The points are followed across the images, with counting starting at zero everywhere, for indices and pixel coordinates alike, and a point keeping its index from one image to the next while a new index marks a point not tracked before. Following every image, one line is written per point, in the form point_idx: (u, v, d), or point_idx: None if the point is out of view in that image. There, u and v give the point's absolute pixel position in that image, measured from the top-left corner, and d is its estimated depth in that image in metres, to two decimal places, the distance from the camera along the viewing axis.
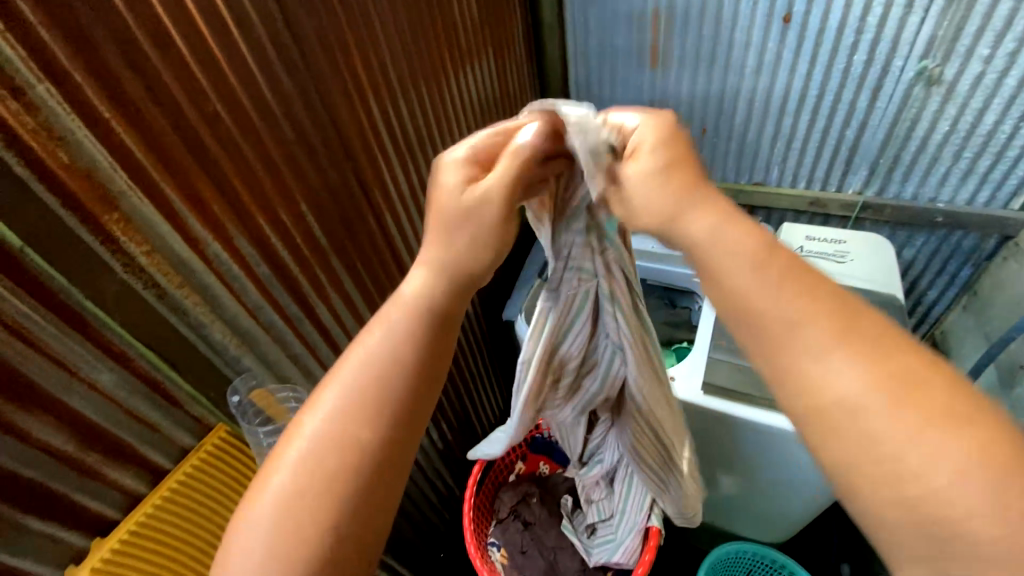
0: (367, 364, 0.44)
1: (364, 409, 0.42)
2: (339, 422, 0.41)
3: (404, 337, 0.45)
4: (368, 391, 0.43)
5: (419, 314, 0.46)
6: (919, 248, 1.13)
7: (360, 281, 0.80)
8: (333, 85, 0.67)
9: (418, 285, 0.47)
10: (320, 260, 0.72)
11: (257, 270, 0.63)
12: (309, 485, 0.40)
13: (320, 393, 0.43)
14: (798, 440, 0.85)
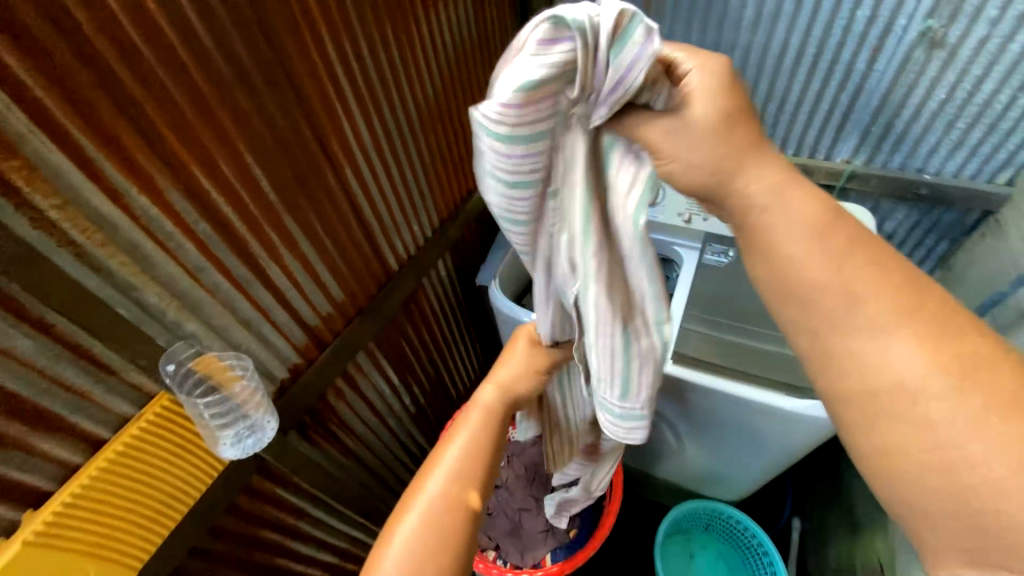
0: (467, 442, 0.65)
1: (462, 477, 0.61)
2: (447, 485, 0.60)
3: (485, 424, 0.67)
4: (467, 461, 0.63)
5: (494, 409, 0.68)
6: (900, 220, 1.11)
7: (319, 242, 0.75)
8: (278, 18, 0.59)
9: (493, 393, 0.69)
10: (272, 219, 0.66)
11: (196, 227, 0.57)
12: (427, 534, 0.56)
13: (437, 463, 0.63)
14: (771, 414, 0.84)
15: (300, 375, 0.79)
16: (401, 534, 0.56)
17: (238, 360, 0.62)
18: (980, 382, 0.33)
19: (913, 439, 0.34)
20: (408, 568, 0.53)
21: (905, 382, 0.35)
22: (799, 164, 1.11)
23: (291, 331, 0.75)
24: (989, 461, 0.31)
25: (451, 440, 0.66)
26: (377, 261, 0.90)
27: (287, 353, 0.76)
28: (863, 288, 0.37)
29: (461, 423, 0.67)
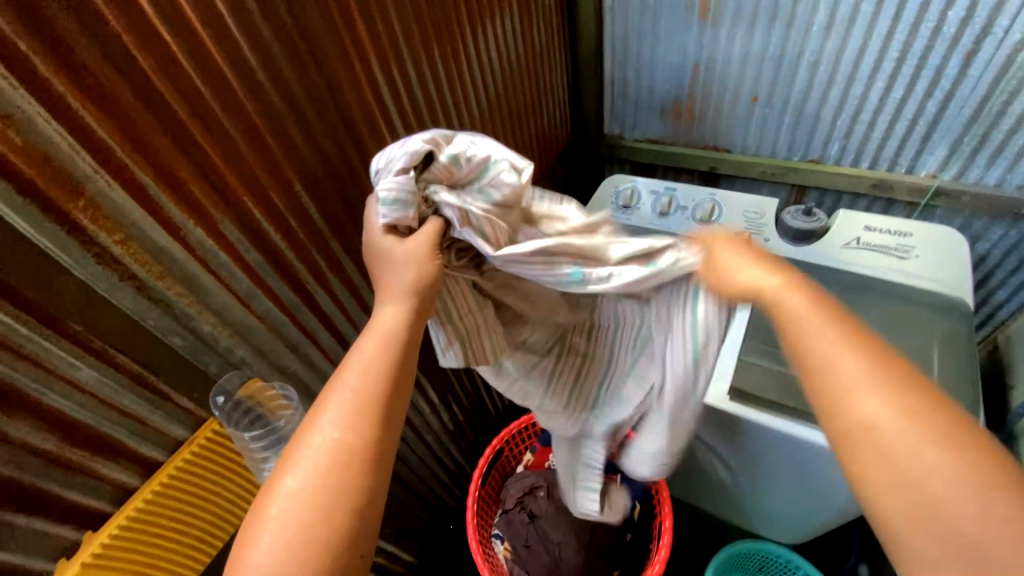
0: (361, 372, 0.47)
1: (361, 419, 0.45)
2: (340, 430, 0.44)
3: (385, 351, 0.48)
4: (361, 404, 0.45)
5: (396, 336, 0.49)
6: (996, 242, 0.99)
7: (365, 265, 0.75)
8: (330, 48, 0.59)
9: (394, 313, 0.50)
10: (319, 244, 0.66)
11: (246, 255, 0.58)
12: (315, 491, 0.42)
13: (318, 403, 0.46)
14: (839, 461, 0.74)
15: None
16: (284, 503, 0.41)
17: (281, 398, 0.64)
18: (921, 417, 0.39)
19: (886, 479, 0.39)
20: (286, 538, 0.40)
21: (870, 424, 0.41)
22: (876, 179, 1.00)
23: (335, 353, 0.75)
24: (945, 489, 0.37)
25: (343, 376, 0.47)
26: None
27: (331, 376, 0.76)
28: (825, 344, 0.44)
29: (352, 353, 0.48)
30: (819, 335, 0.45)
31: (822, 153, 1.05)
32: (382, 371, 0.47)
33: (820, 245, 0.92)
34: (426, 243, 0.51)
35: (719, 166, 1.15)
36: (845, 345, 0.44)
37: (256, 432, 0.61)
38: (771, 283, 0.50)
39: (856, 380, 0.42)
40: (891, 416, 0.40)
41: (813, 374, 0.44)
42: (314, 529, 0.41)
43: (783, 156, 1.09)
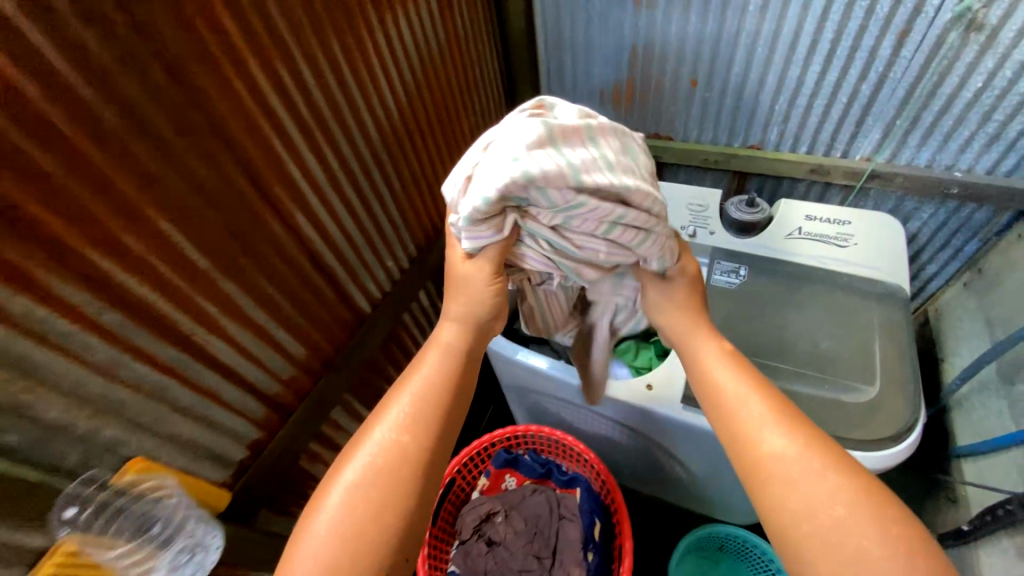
0: (423, 379, 0.56)
1: (416, 425, 0.52)
2: (397, 432, 0.51)
3: (445, 363, 0.58)
4: (415, 411, 0.53)
5: (454, 350, 0.59)
6: (926, 220, 1.01)
7: (272, 302, 0.65)
8: (185, 52, 0.48)
9: (453, 331, 0.61)
10: (205, 288, 0.56)
11: (103, 318, 0.47)
12: (370, 485, 0.49)
13: (384, 407, 0.54)
14: None
15: (261, 450, 0.70)
16: (337, 495, 0.48)
17: (160, 500, 0.55)
18: (818, 452, 0.49)
19: (787, 493, 0.48)
20: (341, 531, 0.47)
21: (779, 455, 0.50)
22: (813, 163, 0.99)
23: (245, 406, 0.66)
24: (834, 503, 0.46)
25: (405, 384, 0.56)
26: (347, 307, 0.80)
27: (244, 430, 0.66)
28: (742, 388, 0.56)
29: (418, 363, 0.58)
30: (730, 377, 0.57)
31: (761, 137, 1.02)
32: (441, 382, 0.56)
33: (762, 236, 0.91)
34: (487, 274, 0.60)
35: (661, 155, 1.11)
36: (758, 389, 0.55)
37: (132, 542, 0.53)
38: (703, 336, 0.62)
39: (761, 417, 0.53)
40: (797, 449, 0.50)
41: (739, 416, 0.54)
42: (366, 523, 0.47)
43: (724, 142, 1.06)
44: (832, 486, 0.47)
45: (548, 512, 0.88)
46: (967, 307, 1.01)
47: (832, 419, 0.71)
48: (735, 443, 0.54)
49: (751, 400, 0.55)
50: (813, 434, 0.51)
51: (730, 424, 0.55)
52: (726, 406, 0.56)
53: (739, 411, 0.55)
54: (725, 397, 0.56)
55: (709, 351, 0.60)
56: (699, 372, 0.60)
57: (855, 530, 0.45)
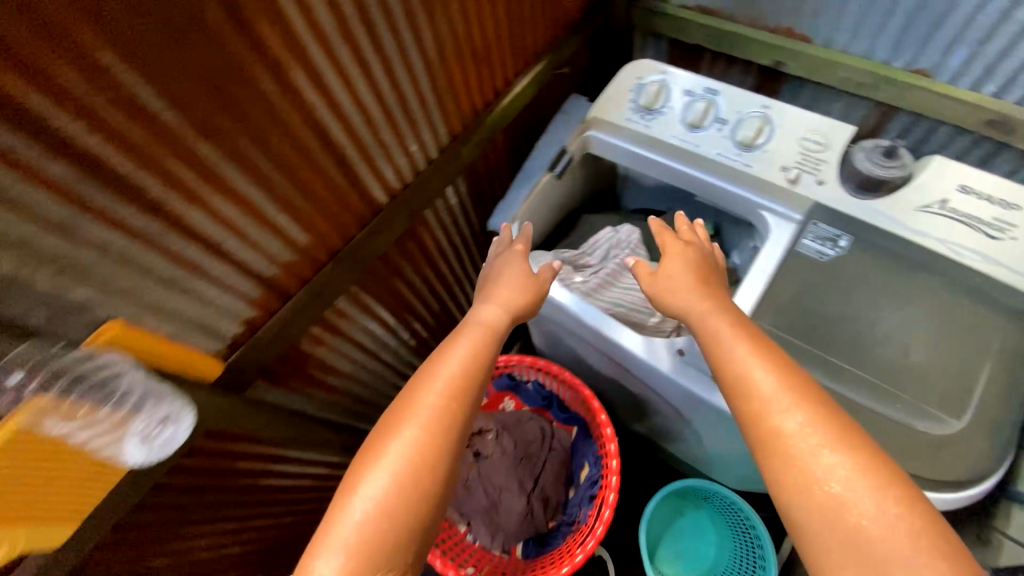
0: (466, 355, 0.60)
1: (459, 394, 0.57)
2: (445, 399, 0.56)
3: (485, 340, 0.62)
4: (459, 385, 0.57)
5: (494, 329, 0.64)
6: None
7: (265, 177, 0.56)
8: None
9: (492, 312, 0.66)
10: (176, 148, 0.47)
11: (45, 167, 0.40)
12: (425, 441, 0.53)
13: (430, 378, 0.58)
14: None
15: (257, 331, 0.68)
16: (401, 445, 0.53)
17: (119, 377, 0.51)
18: (828, 427, 0.50)
19: (801, 480, 0.48)
20: (401, 481, 0.52)
21: (794, 439, 0.50)
22: (997, 113, 0.72)
23: (236, 285, 0.61)
24: (838, 484, 0.47)
25: (448, 358, 0.60)
26: (359, 196, 0.71)
27: (237, 307, 0.63)
28: (756, 362, 0.55)
29: (457, 340, 0.62)
30: (744, 351, 0.56)
31: (938, 61, 0.74)
32: (476, 359, 0.60)
33: (888, 200, 0.70)
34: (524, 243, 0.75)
35: (787, 62, 0.84)
36: (769, 360, 0.55)
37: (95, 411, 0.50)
38: (714, 310, 0.60)
39: (779, 398, 0.52)
40: (810, 432, 0.50)
41: (755, 398, 0.53)
42: (422, 475, 0.52)
43: (880, 58, 0.78)
44: (841, 470, 0.47)
45: (539, 440, 0.86)
46: None
47: (892, 444, 0.59)
48: (752, 426, 0.53)
49: (760, 375, 0.54)
50: (822, 408, 0.51)
51: (749, 398, 0.53)
52: (754, 397, 0.53)
53: (758, 395, 0.53)
54: (739, 378, 0.55)
55: (721, 329, 0.59)
56: (722, 352, 0.57)
57: (883, 527, 0.45)
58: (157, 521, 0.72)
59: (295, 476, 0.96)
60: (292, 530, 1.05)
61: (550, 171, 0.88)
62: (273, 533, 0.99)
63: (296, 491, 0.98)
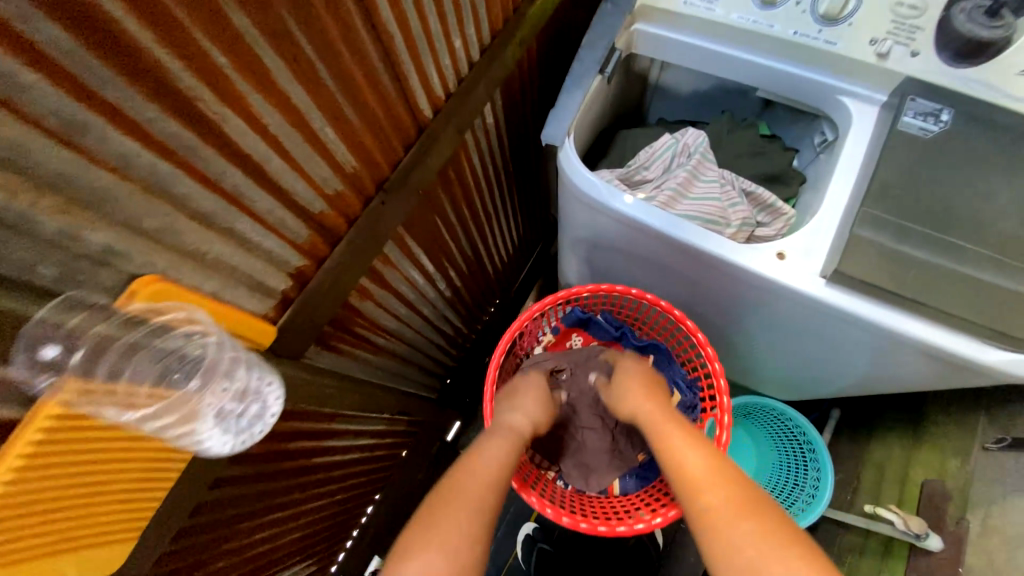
0: (491, 456, 0.62)
1: (477, 527, 0.54)
2: (458, 538, 0.53)
3: (511, 442, 0.65)
4: (483, 484, 0.59)
5: (518, 434, 0.67)
6: None
7: (308, 71, 0.42)
8: None
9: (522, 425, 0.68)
10: (204, 18, 0.33)
11: (24, 28, 0.26)
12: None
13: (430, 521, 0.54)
14: (956, 359, 0.61)
15: (307, 284, 0.55)
16: None
17: (194, 339, 0.41)
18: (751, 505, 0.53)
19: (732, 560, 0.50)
20: None
21: (716, 517, 0.53)
22: None
23: (284, 225, 0.48)
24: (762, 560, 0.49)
25: (469, 472, 0.60)
26: (407, 109, 0.57)
27: (286, 257, 0.50)
28: (687, 446, 0.61)
29: (484, 442, 0.64)
30: (684, 439, 0.62)
31: None
32: (486, 485, 0.59)
33: (992, 65, 0.64)
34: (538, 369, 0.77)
35: None
36: (695, 444, 0.61)
37: (166, 405, 0.41)
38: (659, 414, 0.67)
39: (707, 479, 0.57)
40: (732, 509, 0.53)
41: (688, 483, 0.58)
42: None
43: None
44: (766, 541, 0.50)
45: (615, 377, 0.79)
46: None
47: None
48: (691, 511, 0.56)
49: (689, 459, 0.59)
50: (743, 488, 0.55)
51: (684, 482, 0.58)
52: (690, 478, 0.58)
53: (692, 477, 0.58)
54: (679, 463, 0.60)
55: (662, 420, 0.65)
56: (661, 441, 0.63)
57: None
58: (217, 515, 0.63)
59: (347, 449, 0.87)
60: (345, 503, 0.98)
61: (602, 72, 0.77)
62: (327, 510, 0.92)
63: (349, 464, 0.91)
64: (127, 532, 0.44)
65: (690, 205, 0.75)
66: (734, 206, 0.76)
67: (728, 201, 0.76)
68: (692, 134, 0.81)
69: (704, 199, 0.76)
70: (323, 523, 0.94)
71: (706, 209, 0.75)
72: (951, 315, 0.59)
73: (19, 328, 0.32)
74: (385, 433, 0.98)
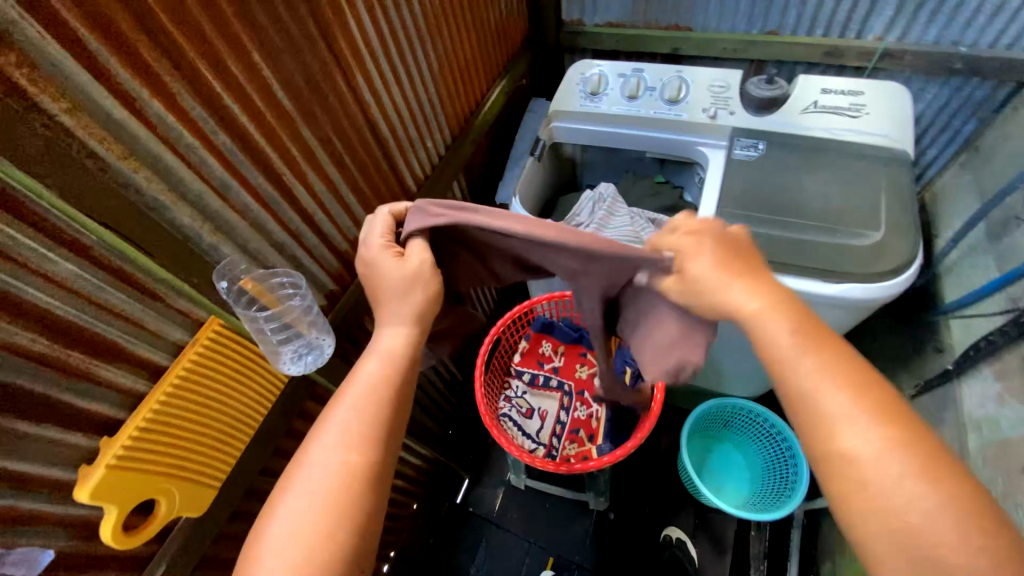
0: (364, 392, 0.52)
1: (365, 439, 0.50)
2: (342, 455, 0.48)
3: (390, 372, 0.54)
4: (362, 428, 0.50)
5: (396, 358, 0.55)
6: (930, 101, 1.05)
7: (338, 159, 0.71)
8: None
9: (396, 337, 0.56)
10: (289, 130, 0.61)
11: (215, 139, 0.52)
12: (320, 505, 0.46)
13: (316, 434, 0.50)
14: (813, 299, 0.84)
15: (337, 302, 0.78)
16: (280, 520, 0.45)
17: (296, 294, 0.62)
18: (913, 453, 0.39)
19: (870, 508, 0.39)
20: (293, 560, 0.44)
21: (860, 457, 0.40)
22: (828, 46, 1.02)
23: (322, 257, 0.73)
24: (917, 517, 0.38)
25: (346, 388, 0.53)
26: (396, 184, 0.86)
27: (322, 279, 0.74)
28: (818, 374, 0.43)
29: (357, 375, 0.54)
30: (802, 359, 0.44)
31: (781, 22, 1.05)
32: (377, 394, 0.52)
33: (781, 112, 0.97)
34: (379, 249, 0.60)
35: (682, 46, 1.14)
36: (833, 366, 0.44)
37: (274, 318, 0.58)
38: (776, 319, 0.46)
39: (843, 410, 0.42)
40: (882, 455, 0.40)
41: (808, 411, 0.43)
42: (318, 548, 0.45)
43: (743, 31, 1.09)
44: (907, 488, 0.38)
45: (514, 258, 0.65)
46: (963, 184, 1.04)
47: (844, 260, 0.81)
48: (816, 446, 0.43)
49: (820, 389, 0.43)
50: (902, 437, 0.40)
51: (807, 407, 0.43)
52: (806, 408, 0.43)
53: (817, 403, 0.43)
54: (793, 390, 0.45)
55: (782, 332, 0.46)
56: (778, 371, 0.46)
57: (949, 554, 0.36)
58: None
59: None
60: None
61: (532, 153, 1.08)
62: None
63: None
64: (210, 481, 0.59)
65: (611, 229, 1.02)
66: (644, 226, 1.03)
67: (639, 224, 1.03)
68: (606, 187, 1.11)
69: (621, 226, 1.03)
70: None
71: (622, 231, 1.01)
72: (796, 265, 0.82)
73: (210, 271, 0.55)
74: None
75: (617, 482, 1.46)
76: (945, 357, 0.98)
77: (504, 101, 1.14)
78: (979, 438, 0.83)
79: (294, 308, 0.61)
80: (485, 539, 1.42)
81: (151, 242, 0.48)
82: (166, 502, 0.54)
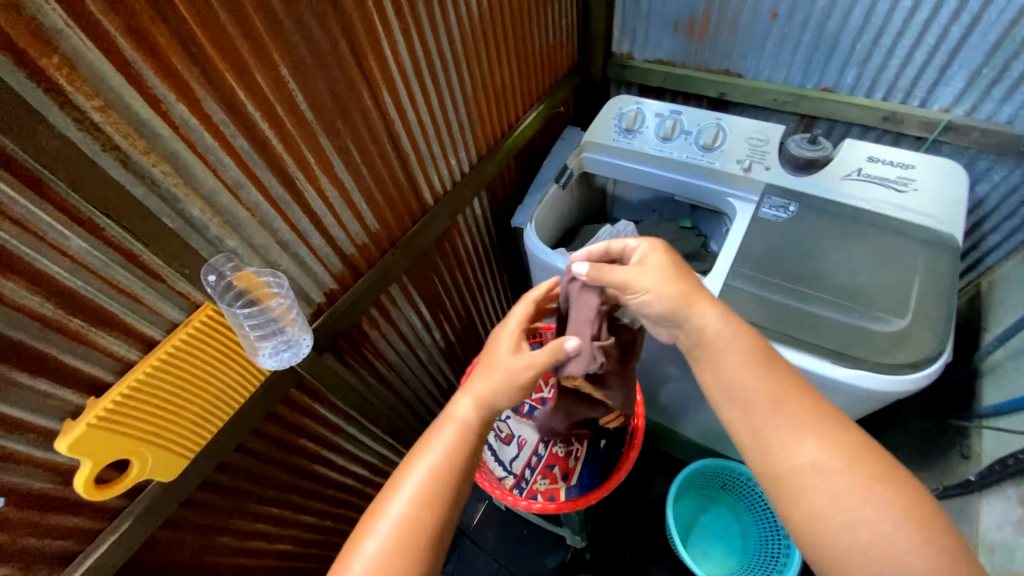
0: (437, 457, 0.61)
1: (432, 497, 0.58)
2: (413, 508, 0.57)
3: (460, 441, 0.63)
4: (432, 485, 0.59)
5: (467, 429, 0.64)
6: (996, 184, 0.96)
7: (355, 169, 0.74)
8: None
9: (468, 407, 0.66)
10: (308, 139, 0.65)
11: (234, 142, 0.57)
12: (394, 550, 0.54)
13: (397, 485, 0.59)
14: (818, 380, 0.78)
15: (336, 301, 0.82)
16: (365, 554, 0.54)
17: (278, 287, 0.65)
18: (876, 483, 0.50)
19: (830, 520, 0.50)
20: None
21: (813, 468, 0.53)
22: (885, 111, 0.96)
23: (326, 258, 0.76)
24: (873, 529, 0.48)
25: (425, 449, 0.62)
26: (413, 197, 0.89)
27: (324, 279, 0.77)
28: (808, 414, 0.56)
29: (434, 440, 0.63)
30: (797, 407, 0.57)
31: (837, 80, 0.99)
32: (448, 457, 0.61)
33: (820, 175, 0.91)
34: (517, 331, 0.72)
35: (729, 92, 1.10)
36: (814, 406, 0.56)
37: (256, 314, 0.63)
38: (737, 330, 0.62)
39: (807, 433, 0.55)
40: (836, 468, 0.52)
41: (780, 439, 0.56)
42: None
43: (796, 84, 1.04)
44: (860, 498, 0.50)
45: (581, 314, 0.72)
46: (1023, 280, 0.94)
47: (858, 344, 0.75)
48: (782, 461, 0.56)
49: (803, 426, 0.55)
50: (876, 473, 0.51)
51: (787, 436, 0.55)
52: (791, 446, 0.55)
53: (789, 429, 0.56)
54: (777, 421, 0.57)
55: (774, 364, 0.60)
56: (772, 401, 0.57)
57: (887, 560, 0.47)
58: (233, 488, 0.78)
59: (342, 469, 1.03)
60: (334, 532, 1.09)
61: (556, 180, 1.08)
62: (317, 533, 1.03)
63: (341, 486, 1.05)
64: (184, 451, 0.64)
65: None
66: None
67: None
68: (626, 226, 1.09)
69: None
70: (312, 548, 1.03)
71: None
72: (805, 341, 0.77)
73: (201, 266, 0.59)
74: (373, 466, 1.12)
75: (599, 521, 1.43)
76: (969, 466, 0.88)
77: (538, 126, 1.15)
78: (990, 564, 0.75)
79: (278, 305, 0.65)
80: (457, 550, 1.43)
81: (152, 235, 0.52)
82: (138, 465, 0.58)
